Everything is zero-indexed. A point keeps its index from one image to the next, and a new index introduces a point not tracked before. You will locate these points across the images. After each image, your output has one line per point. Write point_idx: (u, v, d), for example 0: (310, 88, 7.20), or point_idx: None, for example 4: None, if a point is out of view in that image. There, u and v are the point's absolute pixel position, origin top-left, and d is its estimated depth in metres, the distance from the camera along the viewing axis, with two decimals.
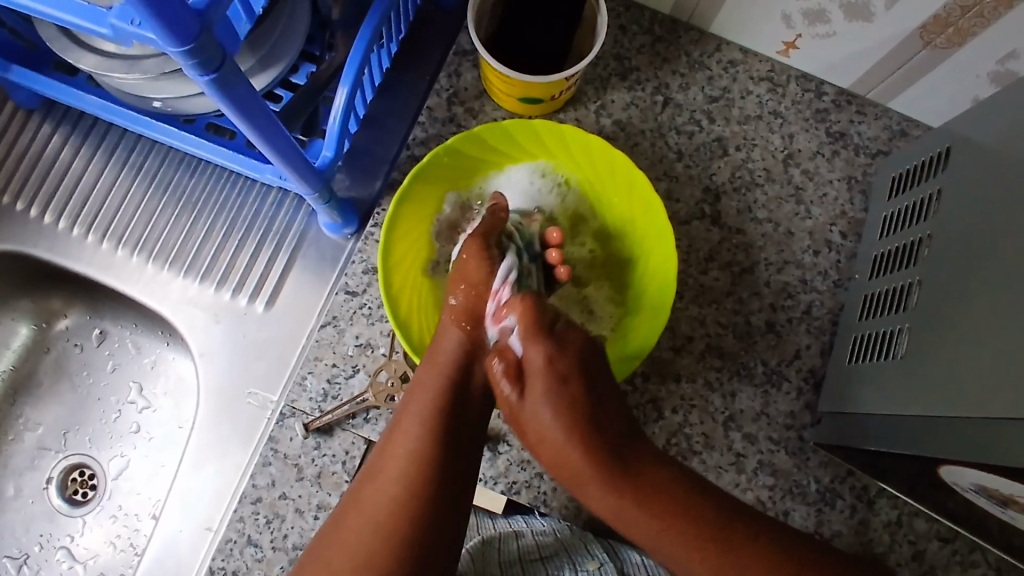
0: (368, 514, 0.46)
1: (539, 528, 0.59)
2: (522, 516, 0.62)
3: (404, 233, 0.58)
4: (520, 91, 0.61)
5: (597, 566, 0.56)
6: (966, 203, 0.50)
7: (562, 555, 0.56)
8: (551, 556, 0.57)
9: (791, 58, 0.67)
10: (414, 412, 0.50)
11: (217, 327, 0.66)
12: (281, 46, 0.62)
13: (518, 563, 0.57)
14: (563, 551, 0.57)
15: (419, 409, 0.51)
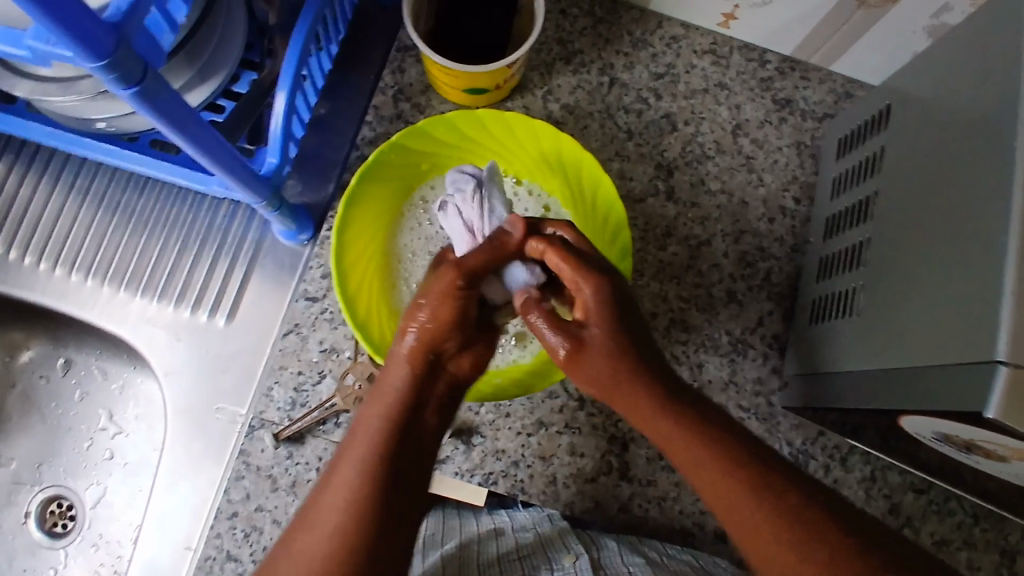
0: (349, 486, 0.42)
1: (520, 524, 0.58)
2: (504, 512, 0.62)
3: (355, 235, 0.57)
4: (464, 82, 0.61)
5: (572, 560, 0.51)
6: (908, 159, 0.51)
7: (538, 553, 0.53)
8: (529, 556, 0.53)
9: (731, 30, 0.67)
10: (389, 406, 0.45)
11: (180, 346, 0.65)
12: (220, 56, 0.61)
13: (496, 563, 0.52)
14: (539, 548, 0.53)
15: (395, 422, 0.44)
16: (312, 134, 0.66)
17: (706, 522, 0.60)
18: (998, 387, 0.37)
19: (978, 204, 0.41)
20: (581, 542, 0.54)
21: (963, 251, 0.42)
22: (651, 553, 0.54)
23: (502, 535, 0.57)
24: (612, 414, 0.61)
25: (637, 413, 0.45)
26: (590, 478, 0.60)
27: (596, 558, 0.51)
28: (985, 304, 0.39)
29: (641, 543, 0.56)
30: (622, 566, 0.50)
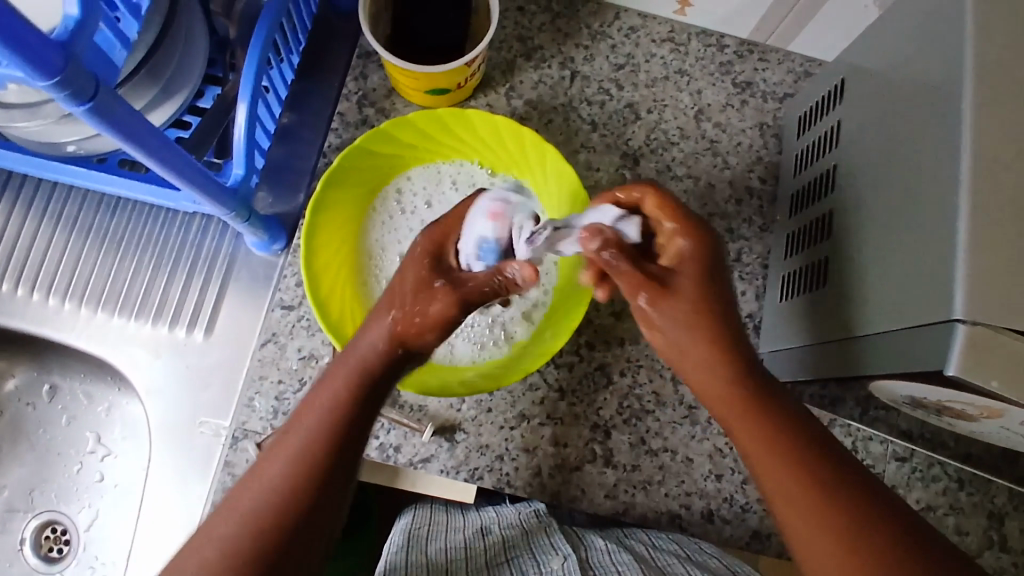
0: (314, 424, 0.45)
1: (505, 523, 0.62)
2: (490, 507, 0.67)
3: (326, 241, 0.55)
4: (425, 84, 0.61)
5: (560, 561, 0.54)
6: (862, 130, 0.52)
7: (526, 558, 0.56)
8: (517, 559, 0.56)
9: (688, 16, 0.68)
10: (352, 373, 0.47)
11: (159, 363, 0.66)
12: (183, 74, 0.62)
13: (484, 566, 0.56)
14: (527, 549, 0.57)
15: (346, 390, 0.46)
16: (280, 145, 0.67)
17: (692, 503, 0.60)
18: (958, 344, 0.38)
19: (931, 170, 0.42)
20: (568, 543, 0.57)
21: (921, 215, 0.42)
22: (638, 549, 0.55)
23: (489, 534, 0.61)
24: (593, 403, 0.62)
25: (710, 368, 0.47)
26: (575, 467, 0.60)
27: (582, 559, 0.54)
28: (941, 266, 0.40)
29: (626, 538, 0.58)
30: (608, 565, 0.53)
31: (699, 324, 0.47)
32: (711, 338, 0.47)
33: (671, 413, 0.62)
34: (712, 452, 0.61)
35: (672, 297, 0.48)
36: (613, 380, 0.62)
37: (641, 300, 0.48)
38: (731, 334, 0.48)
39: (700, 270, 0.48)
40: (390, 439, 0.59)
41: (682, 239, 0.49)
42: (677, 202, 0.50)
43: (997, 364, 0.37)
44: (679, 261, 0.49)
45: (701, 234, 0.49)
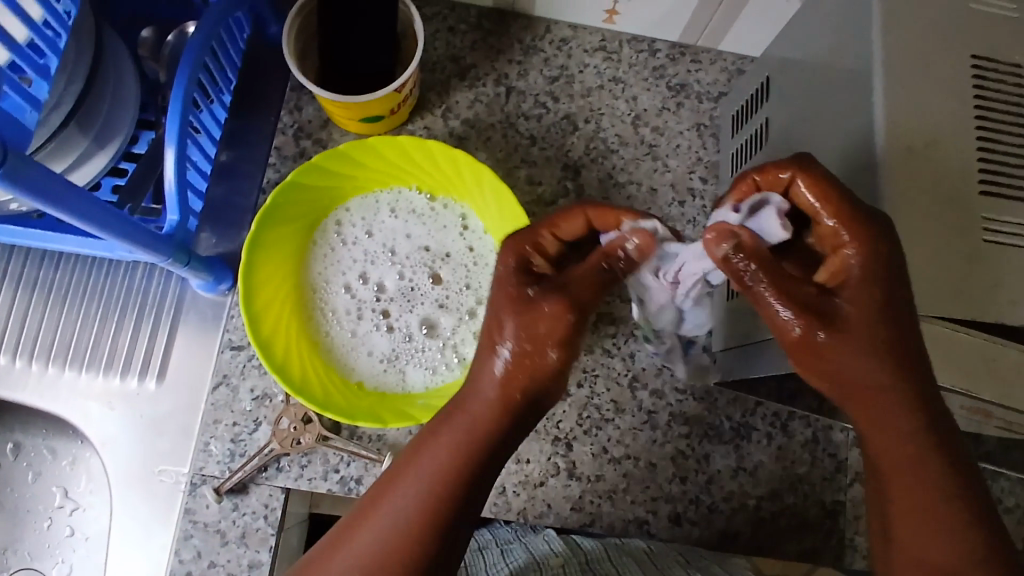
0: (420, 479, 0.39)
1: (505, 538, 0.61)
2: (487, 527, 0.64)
3: (265, 279, 0.54)
4: (358, 113, 0.61)
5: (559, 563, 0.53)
6: (789, 127, 0.52)
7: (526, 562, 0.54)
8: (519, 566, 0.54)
9: (618, 24, 0.68)
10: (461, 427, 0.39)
11: (113, 414, 0.65)
12: (115, 122, 0.62)
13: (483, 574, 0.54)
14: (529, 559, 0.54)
15: (451, 444, 0.39)
16: (219, 185, 0.66)
17: (658, 508, 0.61)
18: None
19: (851, 166, 0.43)
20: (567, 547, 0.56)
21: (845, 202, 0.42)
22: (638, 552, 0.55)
23: (487, 550, 0.59)
24: (552, 416, 0.61)
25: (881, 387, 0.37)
26: (539, 482, 0.60)
27: (581, 561, 0.53)
28: None
29: (623, 542, 0.57)
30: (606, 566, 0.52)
31: (892, 363, 0.36)
32: (889, 383, 0.37)
33: (630, 420, 0.62)
34: (674, 455, 0.62)
35: (844, 332, 0.37)
36: (571, 392, 0.62)
37: (814, 334, 0.37)
38: (923, 375, 0.37)
39: (891, 293, 0.36)
40: (350, 472, 0.59)
41: (850, 245, 0.37)
42: (838, 184, 0.37)
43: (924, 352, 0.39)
44: (853, 277, 0.37)
45: (877, 242, 0.36)
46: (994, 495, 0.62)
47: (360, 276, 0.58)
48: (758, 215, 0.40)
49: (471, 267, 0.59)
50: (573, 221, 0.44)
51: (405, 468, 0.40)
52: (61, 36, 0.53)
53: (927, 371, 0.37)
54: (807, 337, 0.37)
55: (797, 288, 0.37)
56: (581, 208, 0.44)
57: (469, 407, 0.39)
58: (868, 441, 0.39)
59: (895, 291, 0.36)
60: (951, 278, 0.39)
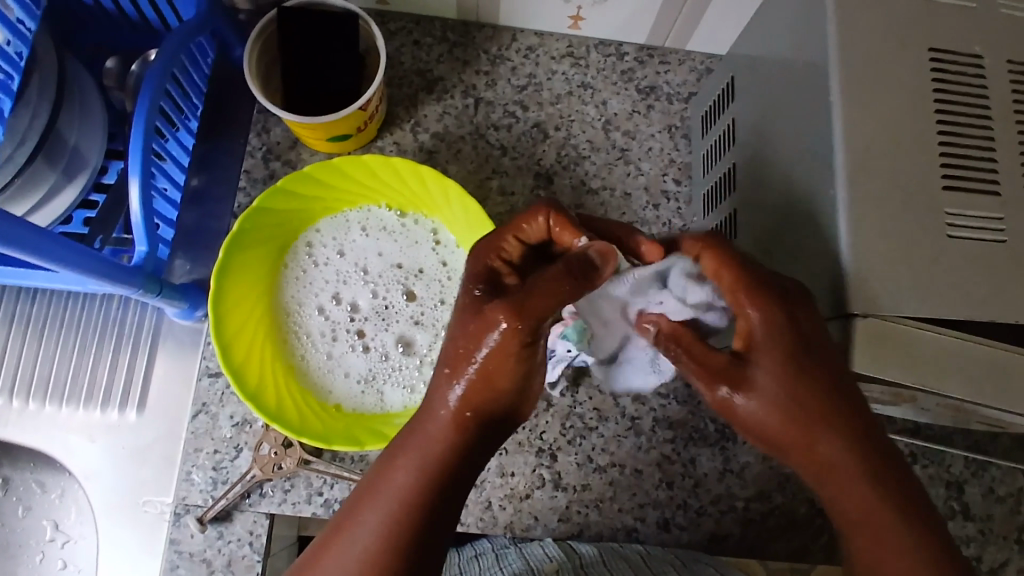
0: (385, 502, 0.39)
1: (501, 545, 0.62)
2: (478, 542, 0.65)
3: (236, 307, 0.54)
4: (325, 133, 0.61)
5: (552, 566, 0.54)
6: (754, 127, 0.52)
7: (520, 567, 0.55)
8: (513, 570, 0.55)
9: (584, 29, 0.68)
10: (419, 448, 0.40)
11: (96, 446, 0.65)
12: (83, 153, 0.61)
13: None
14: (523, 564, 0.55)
15: (413, 461, 0.39)
16: (192, 211, 0.66)
17: (647, 515, 0.60)
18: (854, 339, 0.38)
19: (813, 165, 0.42)
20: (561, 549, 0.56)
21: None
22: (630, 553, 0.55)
23: (482, 555, 0.61)
24: (535, 428, 0.61)
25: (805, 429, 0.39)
26: (525, 495, 0.60)
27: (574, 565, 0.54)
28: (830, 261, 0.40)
29: (621, 546, 0.57)
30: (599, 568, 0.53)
31: (797, 412, 0.39)
32: (819, 430, 0.39)
33: (614, 427, 0.61)
34: (660, 460, 0.61)
35: (753, 391, 0.39)
36: (553, 402, 0.62)
37: (723, 392, 0.40)
38: (836, 415, 0.39)
39: (787, 347, 0.39)
40: (334, 494, 0.58)
41: (753, 309, 0.40)
42: (738, 260, 0.41)
43: (895, 357, 0.38)
44: (759, 338, 0.40)
45: (776, 309, 0.39)
46: (985, 485, 0.62)
47: (333, 297, 0.58)
48: (702, 279, 0.43)
49: (446, 282, 0.59)
50: (535, 225, 0.41)
51: (371, 495, 0.40)
52: (13, 78, 0.53)
53: (857, 409, 0.39)
54: (721, 395, 0.40)
55: (711, 353, 0.40)
56: (542, 210, 0.41)
57: (425, 426, 0.40)
58: (809, 480, 0.42)
59: (800, 345, 0.39)
60: (914, 276, 0.39)
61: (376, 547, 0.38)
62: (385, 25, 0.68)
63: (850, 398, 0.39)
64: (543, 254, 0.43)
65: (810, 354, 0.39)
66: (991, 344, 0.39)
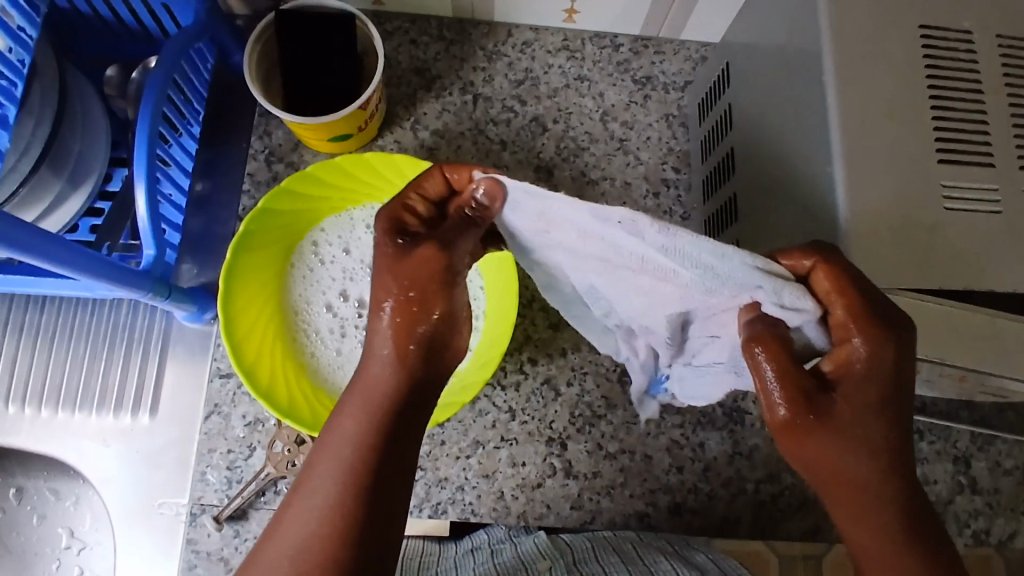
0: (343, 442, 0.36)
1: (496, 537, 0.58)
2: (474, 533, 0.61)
3: (246, 306, 0.55)
4: (327, 133, 0.61)
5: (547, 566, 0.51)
6: (750, 111, 0.53)
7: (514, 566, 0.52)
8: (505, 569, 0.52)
9: (578, 23, 0.69)
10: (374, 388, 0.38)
11: (110, 451, 0.65)
12: (88, 162, 0.62)
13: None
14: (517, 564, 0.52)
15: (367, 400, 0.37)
16: (198, 216, 0.66)
17: (657, 500, 0.61)
18: None
19: (810, 144, 0.43)
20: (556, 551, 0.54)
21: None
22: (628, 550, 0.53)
23: (478, 549, 0.57)
24: (544, 417, 0.62)
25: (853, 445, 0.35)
26: (537, 484, 0.60)
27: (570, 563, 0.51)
28: (830, 237, 0.40)
29: (615, 536, 0.56)
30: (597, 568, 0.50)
31: (873, 453, 0.36)
32: (852, 456, 0.36)
33: (623, 414, 0.62)
34: (669, 446, 0.62)
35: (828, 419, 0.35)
36: (561, 391, 0.62)
37: (785, 417, 0.36)
38: (882, 446, 0.36)
39: (888, 385, 0.35)
40: None
41: (861, 343, 0.34)
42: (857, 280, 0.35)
43: None
44: (858, 372, 0.35)
45: (887, 344, 0.34)
46: (994, 460, 0.62)
47: (341, 295, 0.59)
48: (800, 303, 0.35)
49: None
50: (434, 180, 0.41)
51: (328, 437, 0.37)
52: (16, 85, 0.54)
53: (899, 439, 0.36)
54: (783, 414, 0.36)
55: (794, 380, 0.36)
56: (433, 169, 0.41)
57: (367, 371, 0.38)
58: (830, 505, 0.38)
59: (889, 384, 0.35)
60: (915, 249, 0.39)
61: (329, 486, 0.35)
62: (381, 25, 0.69)
63: (905, 427, 0.36)
64: (466, 224, 0.40)
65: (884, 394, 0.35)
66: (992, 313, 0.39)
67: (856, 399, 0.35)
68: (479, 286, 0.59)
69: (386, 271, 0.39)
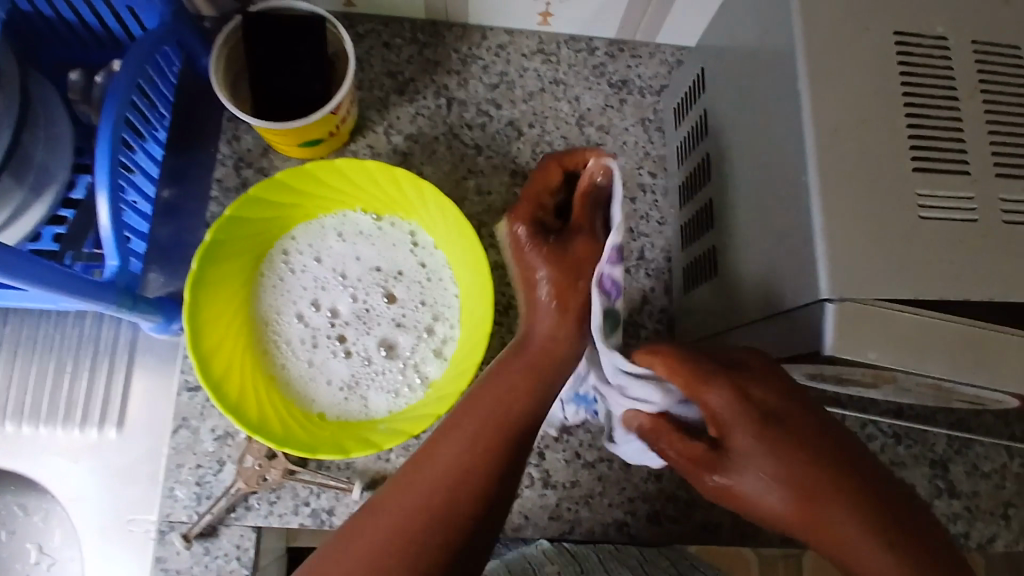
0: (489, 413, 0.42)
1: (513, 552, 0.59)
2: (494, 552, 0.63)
3: (213, 318, 0.53)
4: (296, 138, 0.60)
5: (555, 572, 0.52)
6: (726, 116, 0.52)
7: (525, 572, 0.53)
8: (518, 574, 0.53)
9: (553, 25, 0.68)
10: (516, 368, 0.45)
11: (78, 467, 0.63)
12: (51, 169, 0.60)
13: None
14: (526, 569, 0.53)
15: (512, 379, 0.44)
16: (165, 223, 0.65)
17: (637, 508, 0.60)
18: (829, 322, 0.38)
19: (785, 152, 0.43)
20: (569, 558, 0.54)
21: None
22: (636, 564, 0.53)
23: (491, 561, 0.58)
24: None
25: (804, 489, 0.38)
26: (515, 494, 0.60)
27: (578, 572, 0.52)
28: (804, 246, 0.40)
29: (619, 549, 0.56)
30: None
31: (794, 485, 0.38)
32: (795, 493, 0.38)
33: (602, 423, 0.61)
34: None
35: (733, 472, 0.40)
36: None
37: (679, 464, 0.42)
38: (827, 480, 0.38)
39: (756, 420, 0.39)
40: (321, 504, 0.58)
41: (711, 394, 0.40)
42: (678, 356, 0.41)
43: (872, 336, 0.38)
44: (721, 420, 0.40)
45: (715, 381, 0.40)
46: (970, 463, 0.63)
47: (312, 305, 0.57)
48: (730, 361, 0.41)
49: (425, 284, 0.58)
50: (550, 171, 0.49)
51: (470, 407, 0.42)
52: None
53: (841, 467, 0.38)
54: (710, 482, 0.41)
55: (687, 445, 0.41)
56: (551, 158, 0.49)
57: (539, 338, 0.47)
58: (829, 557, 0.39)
59: (770, 417, 0.39)
60: (890, 258, 0.39)
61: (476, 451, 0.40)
62: (353, 27, 0.68)
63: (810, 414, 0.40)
64: (590, 205, 0.48)
65: (767, 427, 0.39)
66: (970, 322, 0.39)
67: (741, 429, 0.39)
68: (454, 293, 0.58)
69: (546, 254, 0.47)
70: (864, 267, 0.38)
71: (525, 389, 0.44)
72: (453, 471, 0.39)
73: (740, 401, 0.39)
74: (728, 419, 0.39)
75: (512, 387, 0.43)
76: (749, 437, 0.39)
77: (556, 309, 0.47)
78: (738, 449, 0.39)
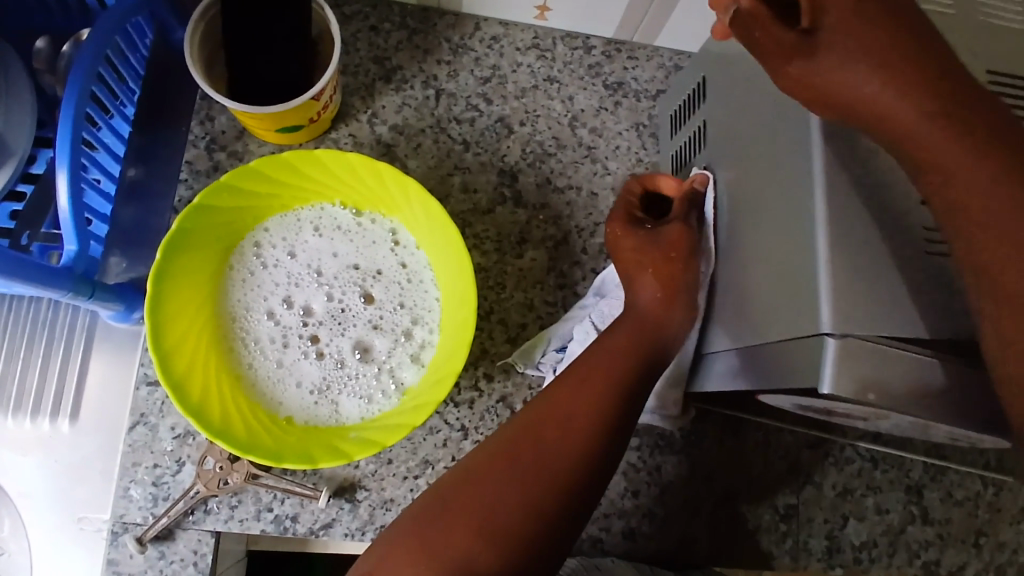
0: (587, 407, 0.44)
1: None
2: None
3: (177, 312, 0.50)
4: (274, 123, 0.57)
5: None
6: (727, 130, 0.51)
7: None
8: None
9: (549, 20, 0.66)
10: (605, 369, 0.46)
11: (26, 460, 0.59)
12: (8, 138, 0.55)
13: None
14: None
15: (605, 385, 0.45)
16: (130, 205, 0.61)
17: (611, 524, 0.59)
18: (828, 360, 0.33)
19: None
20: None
21: (770, 206, 0.40)
22: None
23: None
24: None
25: (664, 270, 0.50)
26: None
27: None
28: None
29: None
30: None
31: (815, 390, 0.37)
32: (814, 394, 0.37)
33: None
34: (625, 468, 0.60)
35: (662, 289, 0.49)
36: (517, 410, 0.59)
37: (792, 70, 0.33)
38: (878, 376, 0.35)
39: (676, 257, 0.50)
40: (285, 510, 0.55)
41: (672, 220, 0.52)
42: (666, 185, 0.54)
43: (871, 376, 0.33)
44: (671, 244, 0.50)
45: (681, 231, 0.50)
46: (945, 490, 0.63)
47: (284, 302, 0.55)
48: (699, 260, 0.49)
49: (405, 286, 0.55)
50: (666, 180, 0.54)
51: (566, 404, 0.45)
52: None
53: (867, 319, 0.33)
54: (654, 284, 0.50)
55: (638, 272, 0.52)
56: (632, 178, 0.57)
57: (623, 340, 0.48)
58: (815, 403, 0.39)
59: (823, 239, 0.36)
60: None
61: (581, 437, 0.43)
62: (340, 9, 0.64)
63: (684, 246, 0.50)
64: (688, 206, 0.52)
65: (856, 36, 0.32)
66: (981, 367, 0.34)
67: (671, 245, 0.50)
68: (435, 296, 0.55)
69: (641, 240, 0.52)
70: (883, 298, 0.34)
71: (634, 355, 0.47)
72: (563, 449, 0.43)
73: (679, 228, 0.51)
74: (671, 239, 0.50)
75: (600, 384, 0.45)
76: (673, 237, 0.50)
77: (655, 291, 0.50)
78: (667, 235, 0.51)
